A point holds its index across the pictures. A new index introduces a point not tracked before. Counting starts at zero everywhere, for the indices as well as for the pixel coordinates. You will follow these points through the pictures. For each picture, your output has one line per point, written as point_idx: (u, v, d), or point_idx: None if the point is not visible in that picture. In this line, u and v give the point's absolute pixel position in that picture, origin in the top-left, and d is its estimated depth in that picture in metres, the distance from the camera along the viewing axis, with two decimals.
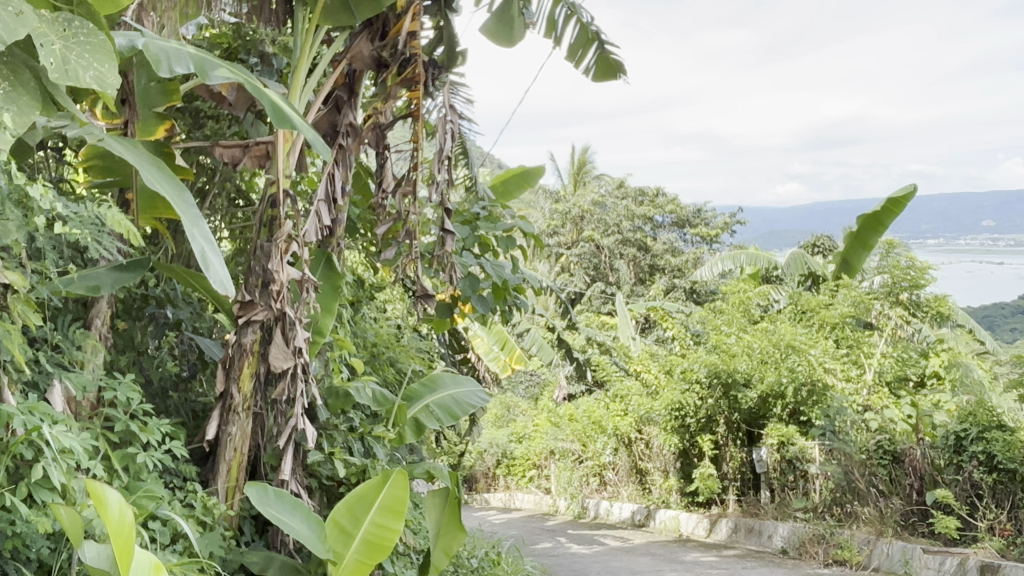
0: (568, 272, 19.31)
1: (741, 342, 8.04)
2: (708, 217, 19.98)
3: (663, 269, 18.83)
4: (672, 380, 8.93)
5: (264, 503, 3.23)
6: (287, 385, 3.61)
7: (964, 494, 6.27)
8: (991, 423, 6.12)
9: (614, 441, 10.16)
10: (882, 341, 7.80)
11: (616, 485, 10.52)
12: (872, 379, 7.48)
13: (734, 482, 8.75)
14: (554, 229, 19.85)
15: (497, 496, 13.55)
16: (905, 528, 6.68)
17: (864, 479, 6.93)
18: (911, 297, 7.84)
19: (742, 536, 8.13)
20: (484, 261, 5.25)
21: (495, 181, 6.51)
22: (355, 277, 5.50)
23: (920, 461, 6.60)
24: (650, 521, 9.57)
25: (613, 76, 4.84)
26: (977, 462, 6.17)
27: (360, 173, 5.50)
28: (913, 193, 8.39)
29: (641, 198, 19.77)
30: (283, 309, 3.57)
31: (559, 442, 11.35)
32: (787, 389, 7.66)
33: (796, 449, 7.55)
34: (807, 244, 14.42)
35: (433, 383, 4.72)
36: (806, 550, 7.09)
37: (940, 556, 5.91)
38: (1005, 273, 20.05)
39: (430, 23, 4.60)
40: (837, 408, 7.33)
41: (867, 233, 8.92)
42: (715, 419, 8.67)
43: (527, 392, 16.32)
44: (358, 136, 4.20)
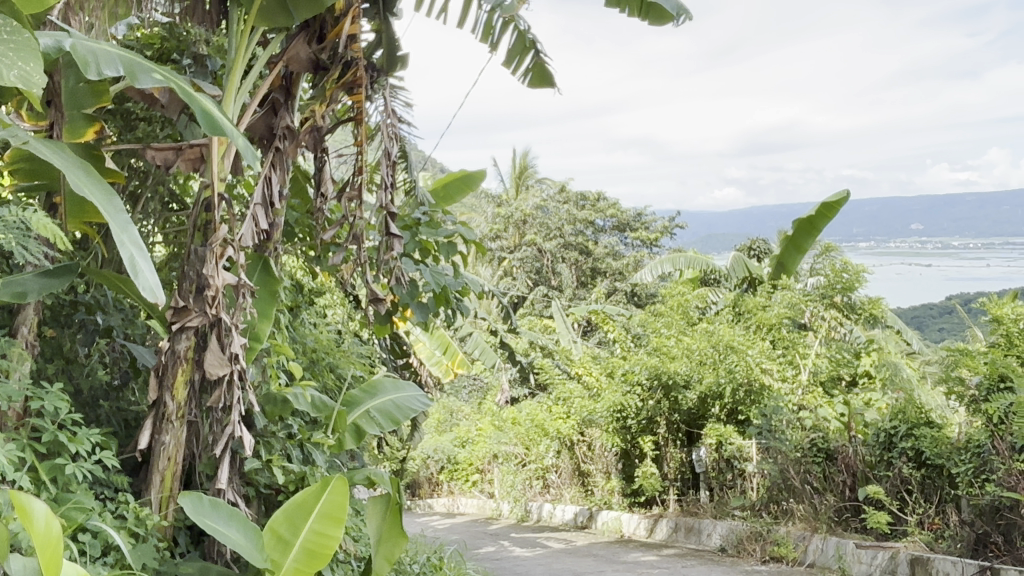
0: (510, 276, 19.36)
1: (681, 344, 8.19)
2: (648, 221, 20.32)
3: (604, 272, 18.99)
4: (613, 382, 9.02)
5: (199, 512, 3.16)
6: (223, 393, 3.54)
7: (894, 490, 6.46)
8: (920, 420, 6.35)
9: (557, 443, 10.20)
10: (816, 341, 8.05)
11: (559, 488, 10.54)
12: (806, 379, 7.68)
13: (674, 483, 8.87)
14: (497, 233, 19.88)
15: (440, 501, 13.45)
16: (839, 524, 6.86)
17: (799, 477, 7.09)
18: (845, 299, 8.04)
19: (681, 536, 8.24)
20: (424, 269, 5.27)
21: (438, 185, 6.48)
22: (294, 282, 5.46)
23: (853, 457, 6.79)
24: (592, 522, 9.59)
25: (548, 85, 4.87)
26: (906, 458, 6.37)
27: (298, 178, 5.44)
28: (846, 198, 8.63)
29: (582, 202, 19.95)
30: (219, 315, 3.50)
31: (503, 445, 11.34)
32: (724, 389, 7.88)
33: (734, 449, 7.71)
34: (743, 247, 14.73)
35: (373, 388, 4.67)
36: (744, 548, 7.23)
37: (872, 551, 6.07)
38: (932, 275, 20.75)
39: (370, 25, 4.56)
40: (773, 407, 7.45)
41: (801, 237, 9.14)
42: (656, 420, 8.78)
43: (470, 397, 16.27)
44: (295, 139, 4.16)
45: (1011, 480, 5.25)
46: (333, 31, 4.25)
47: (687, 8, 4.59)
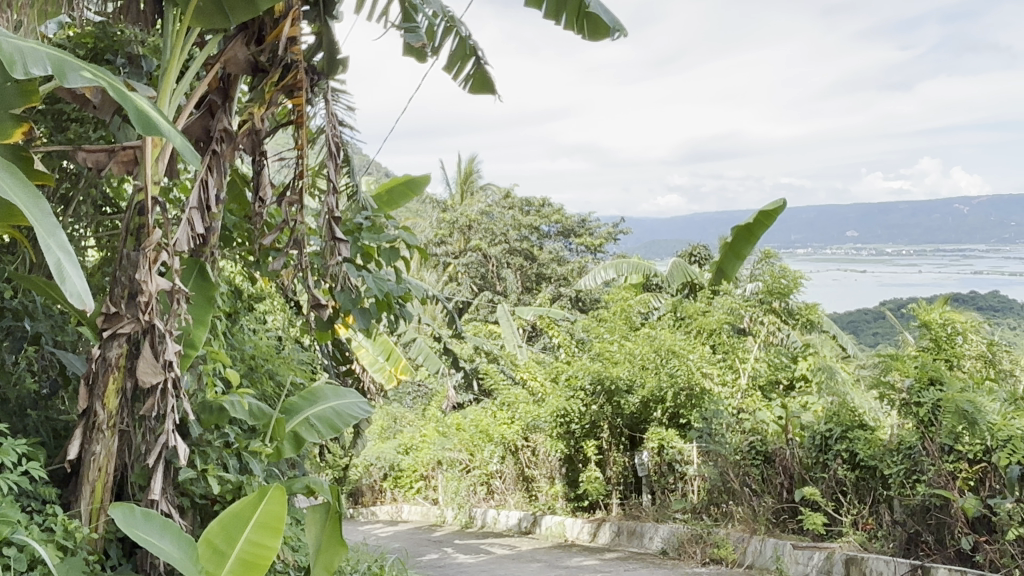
0: (455, 281, 19.31)
1: (624, 349, 8.32)
2: (592, 227, 20.74)
3: (549, 278, 19.10)
4: (557, 387, 9.05)
5: (129, 524, 3.04)
6: (156, 401, 3.44)
7: (830, 491, 6.59)
8: (853, 423, 6.52)
9: (501, 449, 10.15)
10: (755, 346, 8.19)
11: (503, 493, 10.47)
12: (745, 384, 7.88)
13: (617, 487, 8.92)
14: (442, 238, 19.80)
15: (383, 509, 13.29)
16: (777, 525, 6.96)
17: (738, 479, 7.22)
18: (783, 305, 8.21)
19: (624, 540, 8.28)
20: (366, 274, 5.14)
21: (381, 190, 6.42)
22: (232, 287, 5.37)
23: (790, 459, 6.93)
24: (536, 527, 9.56)
25: (488, 92, 4.87)
26: (841, 460, 6.51)
27: (236, 182, 5.34)
28: (782, 207, 8.80)
29: (527, 208, 20.02)
30: (152, 321, 3.40)
31: (447, 451, 11.26)
32: (667, 394, 8.02)
33: (675, 451, 7.86)
34: (685, 253, 14.98)
35: (313, 395, 4.60)
36: (684, 550, 7.30)
37: (809, 552, 6.19)
38: (866, 281, 21.35)
39: (310, 28, 4.49)
40: (713, 411, 7.63)
41: (741, 244, 9.33)
42: (599, 425, 8.83)
43: (414, 403, 16.15)
44: (232, 142, 4.08)
45: (942, 481, 5.34)
46: (272, 33, 4.17)
47: (622, 23, 4.64)
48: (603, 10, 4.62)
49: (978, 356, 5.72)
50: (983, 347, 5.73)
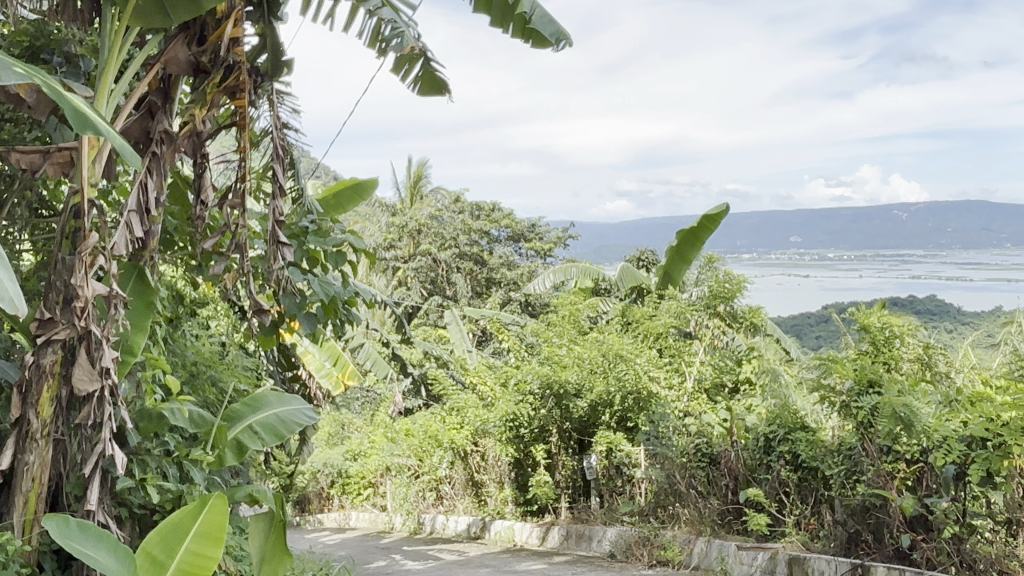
0: (405, 286, 19.16)
1: (572, 353, 8.42)
2: (541, 232, 20.84)
3: (499, 282, 19.13)
4: (507, 392, 9.01)
5: (65, 536, 2.93)
6: (92, 409, 3.33)
7: (774, 492, 6.69)
8: (796, 425, 6.60)
9: (451, 454, 10.07)
10: (701, 349, 8.35)
11: (453, 499, 10.44)
12: (691, 386, 7.98)
13: (566, 490, 8.93)
14: (391, 243, 19.57)
15: (330, 516, 13.14)
16: (722, 526, 7.04)
17: (685, 481, 7.28)
18: (727, 309, 8.44)
19: (573, 543, 8.31)
20: (311, 278, 5.06)
21: (327, 193, 6.36)
22: (174, 292, 5.26)
23: (735, 461, 7.03)
24: (485, 532, 9.54)
25: (438, 93, 4.85)
26: (784, 461, 6.61)
27: (178, 184, 5.23)
28: (726, 211, 8.92)
29: (477, 212, 20.02)
30: (88, 327, 3.31)
31: (395, 457, 11.16)
32: (614, 398, 8.12)
33: (623, 455, 7.95)
34: (632, 258, 15.11)
35: (256, 402, 4.49)
36: (632, 553, 7.35)
37: (753, 552, 6.29)
38: (808, 285, 21.82)
39: (253, 29, 4.42)
40: (660, 414, 7.70)
41: (686, 249, 9.35)
42: (548, 429, 8.86)
43: (362, 408, 16.01)
44: (173, 144, 3.99)
45: (880, 481, 5.44)
46: (214, 33, 4.08)
47: (567, 34, 4.65)
48: (549, 20, 4.64)
49: (915, 359, 5.93)
50: (920, 350, 5.96)
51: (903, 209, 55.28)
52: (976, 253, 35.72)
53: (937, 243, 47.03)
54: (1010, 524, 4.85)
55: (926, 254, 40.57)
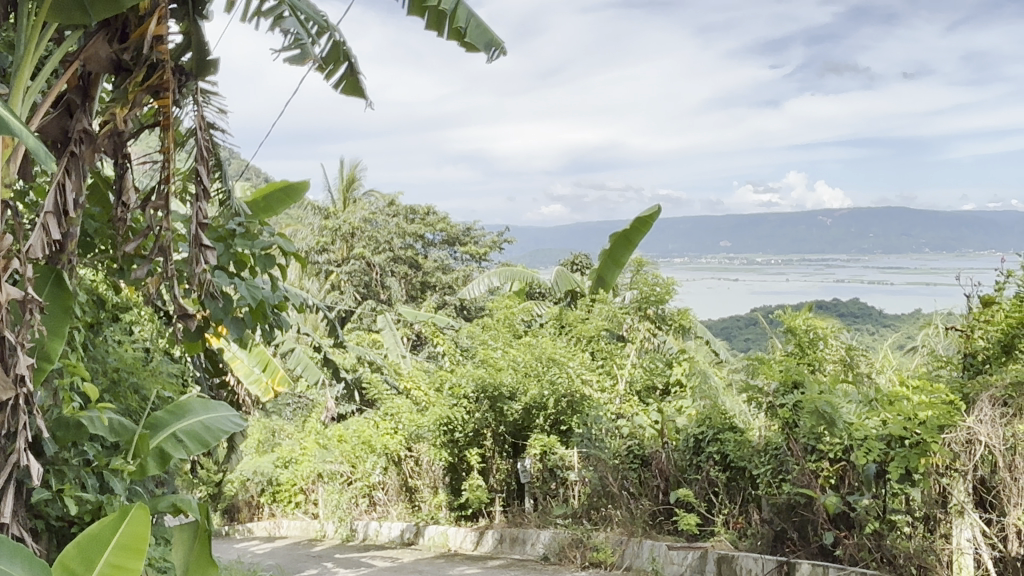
0: (338, 289, 18.90)
1: (507, 356, 8.37)
2: (476, 235, 21.27)
3: (434, 286, 19.22)
4: (441, 397, 8.93)
5: None
6: (6, 419, 3.17)
7: (703, 492, 6.82)
8: (724, 426, 6.72)
9: (384, 460, 9.99)
10: (633, 352, 8.54)
11: (386, 505, 10.30)
12: (623, 389, 8.11)
13: (499, 493, 8.93)
14: (323, 246, 19.19)
15: (260, 525, 12.89)
16: (653, 527, 7.12)
17: (617, 483, 7.35)
18: (657, 311, 8.76)
19: (506, 547, 8.29)
20: (238, 282, 4.95)
21: (257, 195, 6.24)
22: (94, 297, 5.10)
23: (666, 462, 7.13)
24: (418, 538, 9.47)
25: (360, 96, 4.80)
26: (713, 461, 6.73)
27: (97, 185, 5.05)
28: (657, 213, 9.05)
29: (412, 216, 20.04)
30: (2, 332, 3.15)
31: (327, 464, 10.95)
32: (548, 401, 8.13)
33: (557, 457, 7.97)
34: (567, 261, 15.22)
35: (180, 409, 4.35)
36: (565, 555, 7.39)
37: (683, 552, 6.39)
38: (737, 288, 22.33)
39: (177, 26, 4.28)
40: (593, 416, 7.76)
41: (617, 251, 9.56)
42: (482, 433, 8.81)
43: (294, 415, 15.73)
44: (92, 143, 3.87)
45: (805, 479, 5.56)
46: (137, 31, 3.93)
47: (500, 45, 4.66)
48: (484, 30, 4.64)
49: (838, 360, 6.10)
50: (842, 351, 6.13)
51: (827, 215, 57.02)
52: (896, 258, 37.11)
53: (859, 248, 48.63)
54: (927, 520, 4.89)
55: (849, 260, 41.96)
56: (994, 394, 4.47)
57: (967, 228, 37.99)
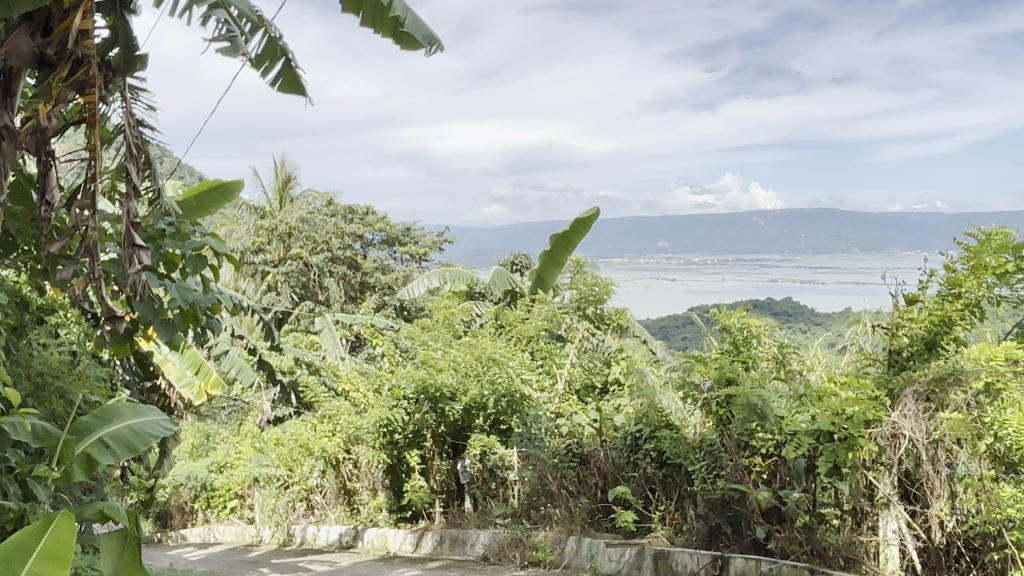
0: (275, 290, 18.63)
1: (447, 356, 8.31)
2: (416, 236, 21.34)
3: (373, 287, 19.14)
4: (379, 398, 8.82)
5: None
6: None
7: (640, 489, 6.90)
8: (661, 423, 6.79)
9: (322, 463, 9.83)
10: (572, 351, 8.65)
11: (324, 508, 10.18)
12: (562, 389, 8.18)
13: (440, 495, 8.91)
14: (259, 247, 18.87)
15: (194, 532, 12.61)
16: (591, 525, 7.19)
17: (556, 482, 7.39)
18: (596, 311, 8.96)
19: (446, 548, 8.25)
20: (169, 283, 4.82)
21: (188, 195, 6.09)
22: (18, 299, 4.95)
23: (604, 461, 7.23)
24: (358, 541, 9.35)
25: (297, 93, 4.76)
26: (650, 459, 6.81)
27: (20, 183, 4.88)
28: (595, 216, 9.17)
29: (350, 216, 19.87)
30: None
31: (263, 468, 10.78)
32: (488, 401, 8.14)
33: (497, 458, 7.99)
34: (507, 261, 15.27)
35: (107, 414, 4.21)
36: (505, 555, 7.41)
37: (620, 548, 6.45)
38: (675, 288, 22.73)
39: (104, 21, 4.17)
40: (533, 416, 7.81)
41: (558, 252, 9.89)
42: (422, 434, 8.78)
43: (230, 419, 15.43)
44: (14, 141, 3.73)
45: (738, 475, 5.67)
46: (61, 24, 3.80)
47: (438, 40, 4.69)
48: (421, 26, 4.67)
49: (771, 358, 6.25)
50: (774, 349, 6.29)
51: (762, 216, 58.32)
52: (827, 258, 38.12)
53: (792, 249, 49.84)
54: (855, 513, 5.02)
55: (783, 260, 42.97)
56: (918, 389, 4.64)
57: (894, 228, 39.24)
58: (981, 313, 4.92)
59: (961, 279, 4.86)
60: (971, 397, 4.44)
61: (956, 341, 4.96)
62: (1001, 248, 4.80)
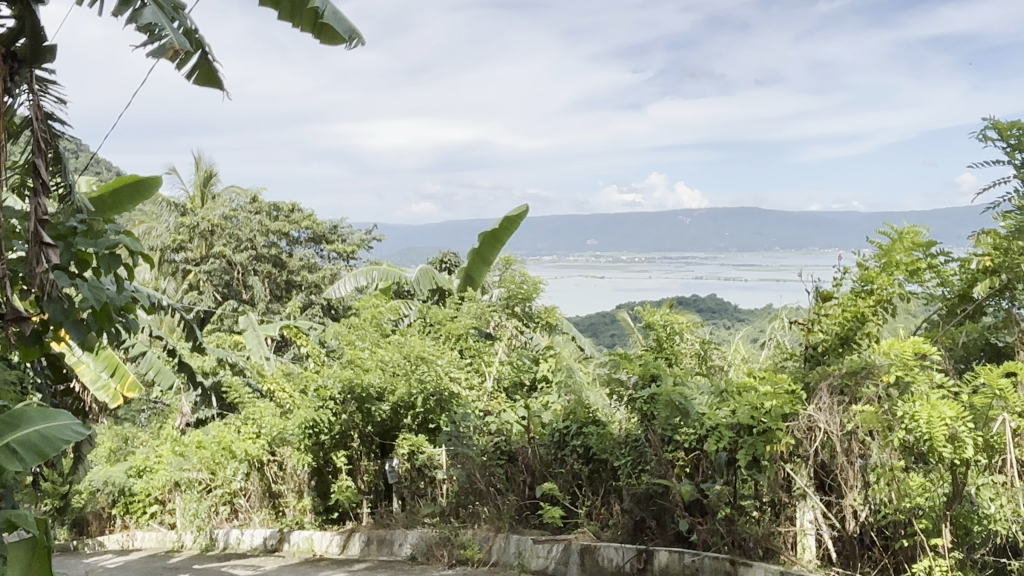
0: (196, 289, 18.15)
1: (375, 356, 8.16)
2: (343, 234, 21.09)
3: (299, 285, 18.86)
4: (305, 398, 8.64)
5: None
6: None
7: (567, 485, 6.95)
8: (588, 419, 6.88)
9: (246, 466, 9.60)
10: (500, 349, 8.76)
11: (248, 512, 10.02)
12: (491, 387, 8.27)
13: (368, 495, 8.83)
14: (180, 244, 18.33)
15: (111, 539, 12.21)
16: (519, 521, 7.20)
17: (484, 479, 7.36)
18: (524, 309, 9.17)
19: (374, 549, 8.14)
20: (80, 283, 4.61)
21: (104, 191, 5.85)
22: None
23: (532, 457, 7.27)
24: (283, 544, 9.17)
25: (214, 87, 4.64)
26: (577, 454, 6.88)
27: None
28: (524, 213, 9.20)
29: (275, 213, 19.47)
30: None
31: (184, 472, 10.49)
32: (416, 399, 8.02)
33: (425, 457, 7.93)
34: (435, 260, 15.21)
35: (16, 419, 4.02)
36: (433, 554, 7.37)
37: (548, 544, 6.48)
38: (603, 286, 22.99)
39: (9, 11, 3.99)
40: (462, 415, 7.76)
41: (487, 250, 9.93)
42: (349, 434, 8.65)
43: (150, 421, 14.98)
44: None
45: (662, 469, 5.72)
46: None
47: (359, 33, 4.67)
48: (341, 18, 4.65)
49: (693, 354, 6.43)
50: (697, 345, 6.47)
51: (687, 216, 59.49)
52: (750, 257, 39.08)
53: (717, 248, 50.93)
54: (773, 505, 5.14)
55: (708, 258, 43.88)
56: (832, 383, 4.77)
57: (813, 226, 40.42)
58: (892, 309, 5.11)
59: (874, 276, 5.03)
60: (882, 390, 4.55)
61: (869, 337, 5.10)
62: (913, 246, 4.98)
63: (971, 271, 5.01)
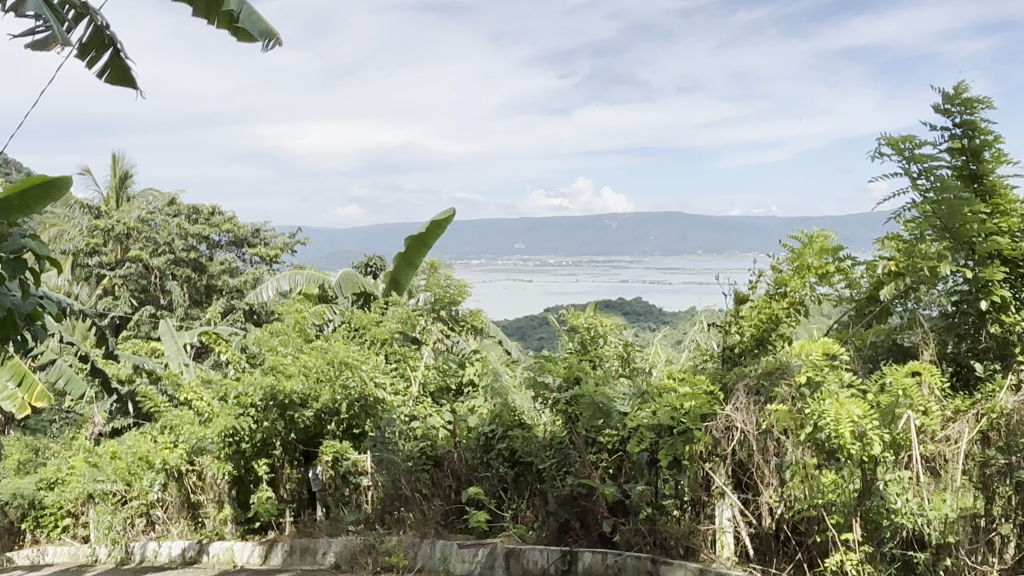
0: (111, 295, 17.56)
1: (298, 362, 7.95)
2: (266, 237, 20.72)
3: (220, 290, 18.41)
4: (224, 407, 8.43)
5: None
6: None
7: (493, 489, 6.96)
8: (513, 423, 6.89)
9: (163, 476, 9.35)
10: (426, 353, 8.73)
11: (165, 523, 9.69)
12: (416, 391, 8.19)
13: (290, 504, 8.67)
14: (93, 248, 17.66)
15: (20, 554, 11.71)
16: (445, 526, 7.16)
17: (409, 485, 7.28)
18: (450, 313, 9.19)
19: (296, 558, 7.96)
20: None
21: (10, 191, 5.63)
22: None
23: (458, 463, 7.31)
24: (202, 556, 8.91)
25: (127, 85, 4.54)
26: (503, 458, 6.89)
27: None
28: (451, 218, 9.18)
29: (195, 215, 18.95)
30: None
31: (98, 484, 10.22)
32: (340, 406, 7.88)
33: (350, 464, 7.82)
34: (360, 264, 15.04)
35: None
36: (357, 561, 7.20)
37: (473, 548, 6.44)
38: (531, 289, 23.08)
39: None
40: (387, 420, 7.70)
41: (411, 254, 9.85)
42: (271, 442, 8.44)
43: (60, 432, 14.39)
44: None
45: (586, 470, 5.79)
46: None
47: (275, 34, 4.92)
48: (257, 19, 4.90)
49: (616, 356, 6.49)
50: (620, 348, 6.54)
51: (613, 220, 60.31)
52: (674, 260, 39.82)
53: (642, 251, 51.76)
54: (694, 504, 5.22)
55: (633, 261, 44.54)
56: (749, 383, 4.93)
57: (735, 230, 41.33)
58: (804, 312, 5.27)
59: (787, 278, 5.18)
60: (795, 390, 4.69)
61: (783, 338, 5.22)
62: (823, 250, 5.20)
63: (877, 274, 5.22)
